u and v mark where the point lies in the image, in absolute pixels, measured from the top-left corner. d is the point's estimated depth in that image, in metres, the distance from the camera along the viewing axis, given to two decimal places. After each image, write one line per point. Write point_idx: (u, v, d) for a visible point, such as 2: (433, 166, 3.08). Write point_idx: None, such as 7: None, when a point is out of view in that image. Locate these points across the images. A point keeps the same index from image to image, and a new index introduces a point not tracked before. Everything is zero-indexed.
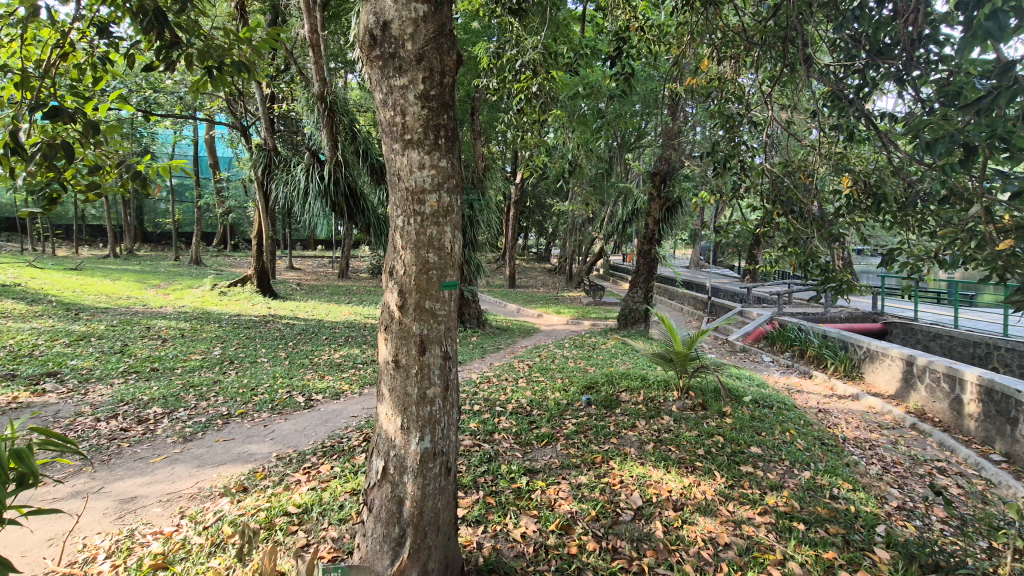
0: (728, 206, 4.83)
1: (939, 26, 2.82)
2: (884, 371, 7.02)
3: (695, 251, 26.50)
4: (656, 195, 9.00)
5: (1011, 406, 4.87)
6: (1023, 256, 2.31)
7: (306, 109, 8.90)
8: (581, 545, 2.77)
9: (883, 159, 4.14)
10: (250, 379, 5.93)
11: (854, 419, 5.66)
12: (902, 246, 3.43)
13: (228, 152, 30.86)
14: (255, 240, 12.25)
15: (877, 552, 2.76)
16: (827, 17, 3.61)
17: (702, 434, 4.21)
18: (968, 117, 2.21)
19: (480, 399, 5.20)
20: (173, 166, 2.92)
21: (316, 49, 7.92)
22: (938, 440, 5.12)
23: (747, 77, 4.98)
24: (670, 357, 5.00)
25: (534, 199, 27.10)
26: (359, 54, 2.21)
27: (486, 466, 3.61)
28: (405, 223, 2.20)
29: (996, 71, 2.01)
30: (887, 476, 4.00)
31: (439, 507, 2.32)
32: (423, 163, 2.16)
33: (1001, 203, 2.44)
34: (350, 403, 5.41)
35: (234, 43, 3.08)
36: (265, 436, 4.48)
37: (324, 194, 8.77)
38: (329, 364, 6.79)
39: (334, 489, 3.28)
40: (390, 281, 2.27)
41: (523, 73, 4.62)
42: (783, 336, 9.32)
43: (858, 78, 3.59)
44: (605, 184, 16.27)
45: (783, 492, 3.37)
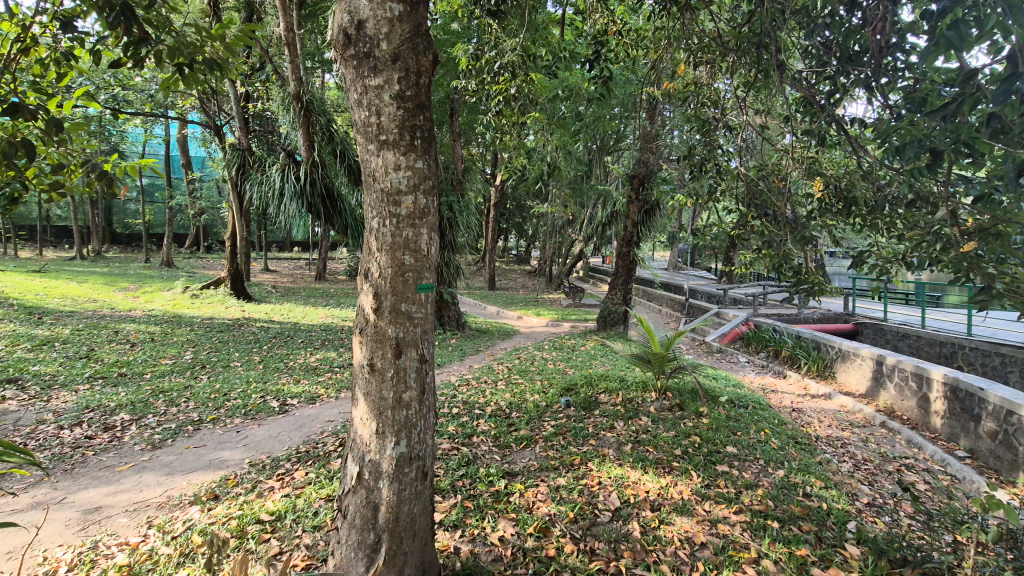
0: (705, 208, 4.89)
1: (905, 36, 2.92)
2: (855, 371, 7.18)
3: (674, 253, 26.92)
4: (634, 198, 9.05)
5: (974, 403, 5.03)
6: (985, 258, 2.38)
7: (281, 109, 8.76)
8: (558, 547, 2.76)
9: (853, 164, 4.24)
10: (223, 384, 5.80)
11: (826, 418, 5.76)
12: (871, 248, 3.51)
13: (201, 151, 30.23)
14: (230, 243, 12.02)
15: (847, 548, 2.82)
16: (799, 24, 3.69)
17: (679, 434, 4.26)
18: (934, 123, 2.28)
19: (458, 402, 5.18)
20: (142, 166, 2.84)
21: (292, 48, 7.80)
22: (907, 437, 5.26)
23: (723, 82, 5.05)
24: (648, 358, 5.05)
25: (514, 201, 27.21)
26: (333, 53, 2.18)
27: (464, 470, 3.59)
28: (380, 225, 2.17)
29: (959, 79, 2.08)
30: (858, 474, 4.09)
31: (416, 512, 2.30)
32: (399, 163, 2.14)
33: (965, 207, 2.51)
34: (326, 408, 5.33)
35: (205, 40, 3.00)
36: (238, 443, 4.38)
37: (300, 196, 8.63)
38: (305, 368, 6.69)
39: (309, 495, 3.23)
40: (365, 283, 2.24)
41: (502, 74, 4.62)
42: (759, 336, 9.48)
43: (829, 84, 3.67)
44: (585, 187, 16.39)
45: (757, 492, 3.41)
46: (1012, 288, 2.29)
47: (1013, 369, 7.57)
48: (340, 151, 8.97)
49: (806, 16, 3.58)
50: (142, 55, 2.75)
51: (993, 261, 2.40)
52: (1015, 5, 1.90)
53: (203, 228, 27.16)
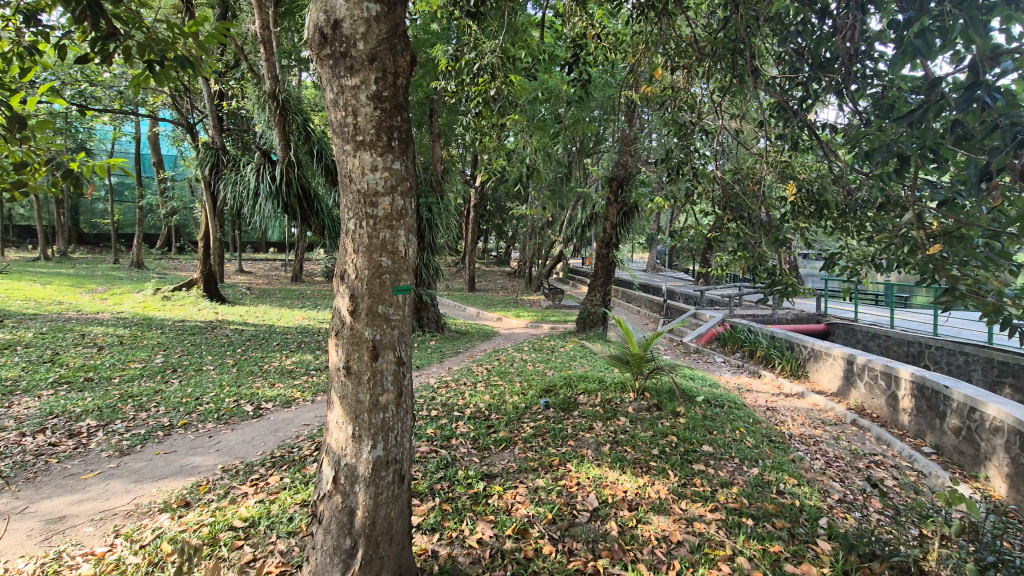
0: (682, 210, 4.95)
1: (873, 45, 3.01)
2: (827, 370, 7.36)
3: (652, 256, 27.23)
4: (613, 200, 9.10)
5: (940, 401, 5.19)
6: (949, 260, 2.48)
7: (256, 108, 8.60)
8: (537, 548, 2.76)
9: (825, 168, 4.34)
10: (195, 388, 5.66)
11: (800, 416, 5.90)
12: (843, 249, 3.60)
13: (173, 150, 29.49)
14: (203, 244, 11.76)
15: (819, 544, 2.88)
16: (772, 31, 3.78)
17: (657, 434, 4.30)
18: (901, 129, 2.36)
19: (437, 404, 5.16)
20: (111, 165, 2.75)
21: (268, 46, 7.67)
22: (876, 434, 5.40)
23: (699, 87, 5.13)
24: (627, 359, 5.11)
25: (495, 203, 27.19)
26: (309, 52, 2.15)
27: (443, 473, 3.56)
28: (357, 226, 2.15)
29: (924, 87, 2.16)
30: (830, 471, 4.19)
31: (393, 516, 2.28)
32: (375, 165, 2.12)
33: (930, 211, 2.59)
34: (302, 411, 5.25)
35: (177, 37, 2.93)
36: (210, 448, 4.28)
37: (275, 196, 8.49)
38: (280, 371, 6.57)
39: (284, 501, 3.17)
40: (341, 285, 2.21)
41: (481, 76, 4.61)
42: (734, 336, 9.65)
43: (802, 90, 3.76)
44: (564, 188, 16.44)
45: (732, 489, 3.48)
46: (974, 289, 2.37)
47: (976, 367, 7.78)
48: (317, 151, 8.85)
49: (780, 23, 3.66)
50: (111, 51, 2.67)
51: (957, 263, 2.49)
52: (976, 16, 1.98)
53: (175, 228, 26.50)
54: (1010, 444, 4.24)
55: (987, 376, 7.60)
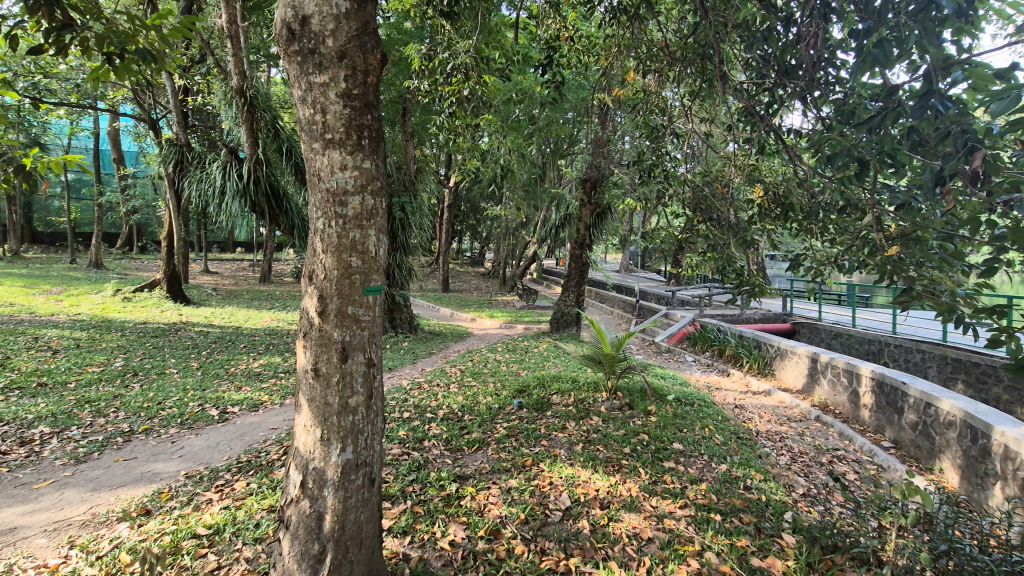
0: (654, 212, 5.03)
1: (835, 52, 3.10)
2: (792, 368, 7.57)
3: (625, 257, 27.56)
4: (586, 201, 9.20)
5: (898, 397, 5.39)
6: (906, 261, 2.58)
7: (223, 104, 8.38)
8: (509, 549, 2.76)
9: (789, 171, 4.46)
10: (156, 392, 5.48)
11: (767, 413, 6.06)
12: (807, 250, 3.70)
13: (134, 146, 28.43)
14: (167, 244, 11.41)
15: (784, 537, 2.97)
16: (740, 37, 3.87)
17: (628, 433, 4.35)
18: (861, 134, 2.45)
19: (410, 406, 5.10)
20: (67, 161, 2.63)
21: (235, 40, 7.47)
22: (839, 430, 5.58)
23: (670, 91, 5.21)
24: (600, 359, 5.16)
25: (469, 203, 27.13)
26: (277, 49, 2.11)
27: (415, 475, 3.53)
28: (325, 226, 2.11)
29: (882, 94, 2.25)
30: (794, 466, 4.31)
31: (362, 519, 2.24)
32: (345, 163, 2.09)
33: (889, 214, 2.70)
34: (270, 415, 5.12)
35: (139, 30, 2.82)
36: (173, 454, 4.14)
37: (242, 194, 8.27)
38: (247, 375, 6.39)
39: (250, 507, 3.09)
40: (309, 285, 2.17)
41: (455, 76, 4.58)
42: (704, 336, 9.84)
43: (768, 95, 3.86)
44: (538, 189, 16.49)
45: (701, 486, 3.54)
46: (929, 289, 2.47)
47: (931, 364, 8.10)
48: (287, 149, 8.68)
49: (747, 30, 3.75)
50: (67, 42, 2.54)
51: (914, 264, 2.58)
52: (930, 28, 2.06)
53: (137, 228, 25.59)
54: (962, 438, 4.42)
55: (942, 372, 7.91)
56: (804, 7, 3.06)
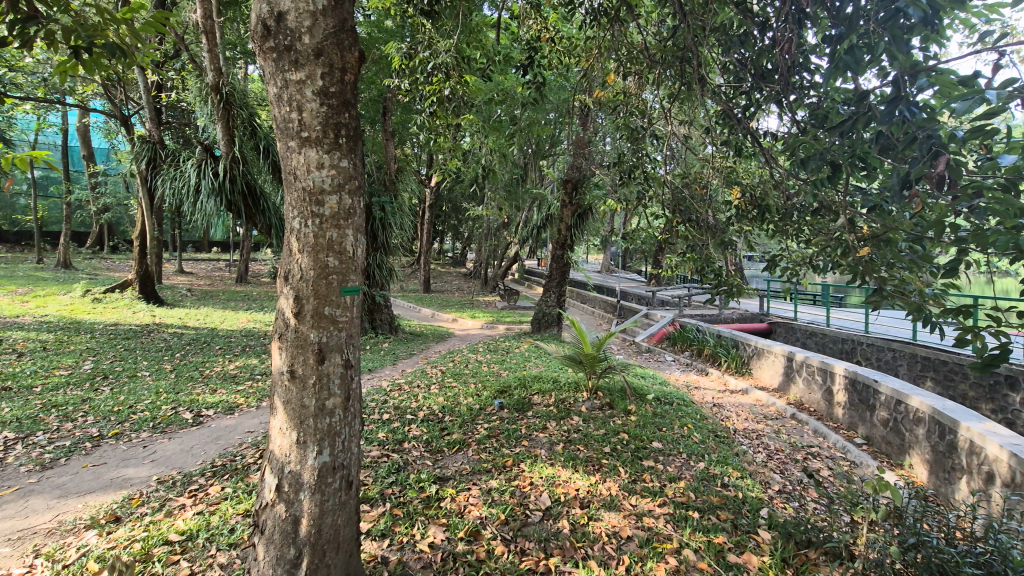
0: (634, 213, 5.08)
1: (809, 57, 3.17)
2: (769, 367, 7.72)
3: (607, 257, 27.78)
4: (568, 202, 9.24)
5: (870, 394, 5.52)
6: (877, 262, 2.64)
7: (198, 101, 8.20)
8: (489, 550, 2.76)
9: (766, 174, 4.54)
10: (128, 396, 5.33)
11: (744, 412, 6.16)
12: (783, 251, 3.77)
13: (104, 142, 27.65)
14: (139, 244, 11.14)
15: (760, 533, 3.01)
16: (718, 41, 3.93)
17: (609, 432, 4.38)
18: (834, 138, 2.51)
19: (390, 408, 5.05)
20: (33, 157, 2.53)
21: (211, 36, 7.32)
22: (813, 427, 5.69)
23: (650, 93, 5.27)
24: (581, 359, 5.20)
25: (450, 203, 27.03)
26: (252, 45, 2.08)
27: (394, 477, 3.50)
28: (302, 225, 2.08)
29: (854, 99, 2.31)
30: (770, 463, 4.38)
31: (340, 523, 2.22)
32: (322, 162, 2.06)
33: (861, 216, 2.77)
34: (246, 418, 5.03)
35: (108, 23, 2.75)
36: (144, 459, 4.04)
37: (218, 193, 8.10)
38: (223, 377, 6.27)
39: (225, 511, 3.03)
40: (285, 286, 2.13)
41: (435, 75, 4.55)
42: (683, 336, 9.96)
43: (745, 98, 3.92)
44: (520, 190, 16.51)
45: (680, 484, 3.59)
46: (899, 289, 2.53)
47: (902, 362, 8.32)
48: (264, 147, 8.54)
49: (724, 34, 3.81)
50: (32, 35, 2.46)
51: (885, 265, 2.65)
52: (898, 35, 2.12)
53: (107, 227, 24.91)
54: (931, 434, 4.55)
55: (911, 370, 8.13)
56: (778, 13, 3.12)
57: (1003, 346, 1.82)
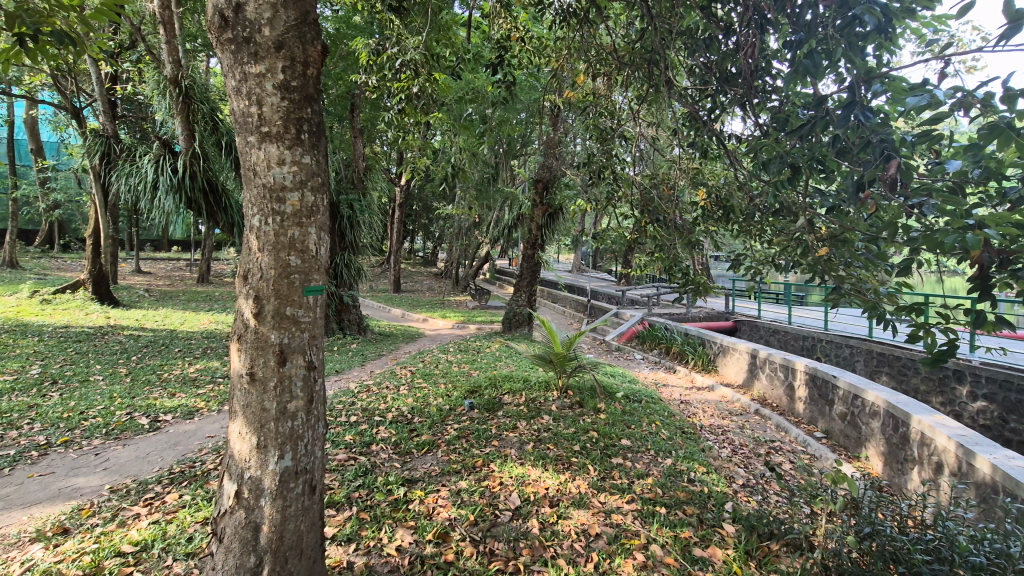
0: (604, 213, 5.12)
1: (771, 62, 3.24)
2: (733, 363, 7.91)
3: (578, 257, 28.01)
4: (539, 202, 9.25)
5: (829, 389, 5.71)
6: (836, 262, 2.71)
7: (156, 94, 7.89)
8: (457, 551, 2.73)
9: (731, 175, 4.63)
10: (79, 401, 5.10)
11: (710, 408, 6.30)
12: (747, 251, 3.85)
13: (53, 135, 26.29)
14: (93, 242, 10.66)
15: (724, 527, 3.08)
16: (684, 44, 3.98)
17: (578, 431, 4.41)
18: (793, 140, 2.58)
19: (357, 410, 4.96)
20: None
21: (169, 27, 7.05)
22: (776, 422, 5.86)
23: (619, 95, 5.31)
24: (550, 358, 5.22)
25: (421, 202, 26.79)
26: (209, 36, 2.01)
27: (361, 480, 3.43)
28: (262, 223, 2.02)
29: (813, 103, 2.39)
30: (735, 458, 4.49)
31: (303, 529, 2.16)
32: (283, 158, 2.00)
33: (820, 217, 2.85)
34: (206, 423, 4.87)
35: (54, 9, 2.60)
36: (96, 468, 3.87)
37: (177, 190, 7.82)
38: (182, 380, 6.06)
39: (182, 520, 2.93)
40: (244, 286, 2.07)
41: (404, 72, 4.46)
42: (652, 335, 10.13)
43: (710, 101, 3.99)
44: (491, 189, 16.47)
45: (648, 480, 3.64)
46: (857, 287, 2.60)
47: (859, 358, 8.65)
48: (226, 143, 8.27)
49: (690, 37, 3.86)
50: None
51: (843, 264, 2.73)
52: (854, 43, 2.19)
53: (58, 225, 23.76)
54: (885, 426, 4.73)
55: (868, 366, 8.45)
56: (741, 18, 3.18)
57: (951, 342, 1.91)
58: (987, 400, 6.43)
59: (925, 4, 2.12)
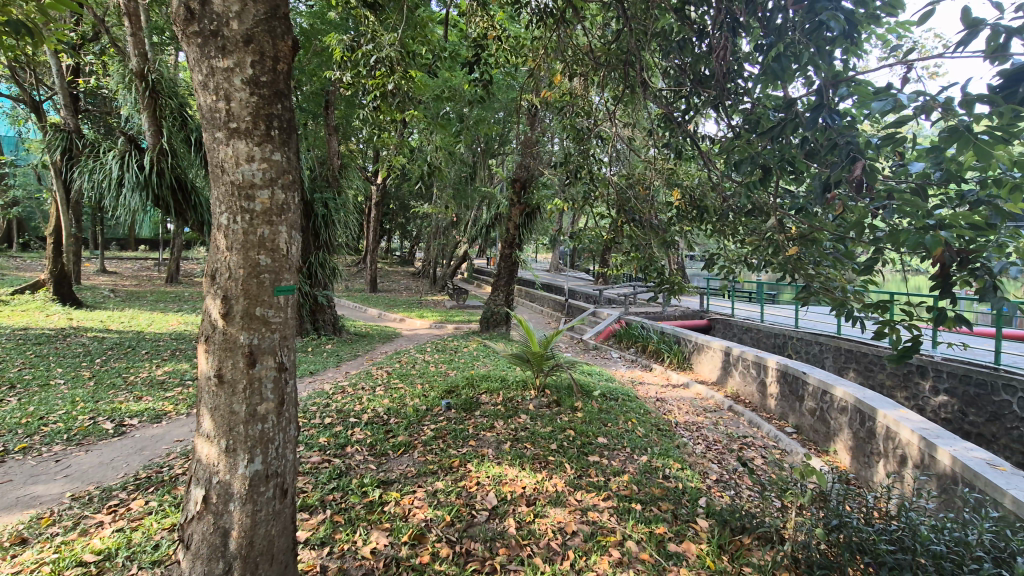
0: (581, 213, 5.14)
1: (743, 64, 3.29)
2: (708, 361, 8.05)
3: (556, 257, 28.12)
4: (516, 201, 9.26)
5: (799, 385, 5.86)
6: (805, 260, 2.77)
7: (121, 88, 7.64)
8: (433, 553, 2.71)
9: (704, 176, 4.69)
10: (38, 406, 4.91)
11: (685, 405, 6.39)
12: (720, 250, 3.91)
13: (11, 129, 25.21)
14: (54, 241, 10.27)
15: (698, 522, 3.13)
16: (659, 46, 4.01)
17: (556, 429, 4.43)
18: (765, 142, 2.62)
19: (332, 411, 4.89)
20: None
21: (134, 19, 6.82)
22: (748, 418, 5.98)
23: (596, 95, 5.35)
24: (528, 358, 5.23)
25: (398, 201, 26.56)
26: (174, 29, 1.96)
27: (335, 483, 3.38)
28: (230, 221, 1.97)
29: (783, 105, 2.43)
30: (709, 454, 4.56)
31: (274, 533, 2.12)
32: (252, 155, 1.96)
33: (790, 217, 2.90)
34: (174, 426, 4.75)
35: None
36: (56, 475, 3.73)
37: (144, 188, 7.59)
38: (149, 383, 5.88)
39: (148, 527, 2.85)
40: (212, 286, 2.01)
41: (379, 69, 4.38)
42: (629, 333, 10.25)
43: (685, 102, 4.02)
44: (468, 188, 16.41)
45: (624, 478, 3.67)
46: (825, 286, 2.66)
47: (828, 355, 8.89)
48: (195, 139, 8.04)
49: (664, 39, 3.89)
50: None
51: (812, 263, 2.79)
52: (822, 46, 2.24)
53: (18, 222, 22.84)
54: (853, 421, 4.87)
55: (836, 362, 8.70)
56: (714, 21, 3.21)
57: (914, 339, 1.97)
58: (948, 394, 6.64)
59: (889, 11, 2.18)
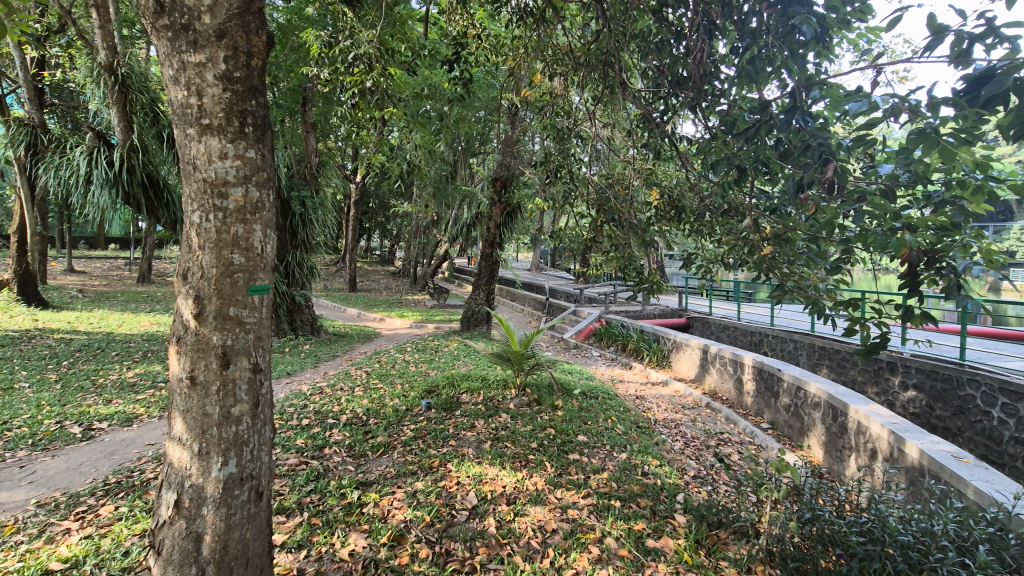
0: (561, 212, 5.16)
1: (719, 66, 3.32)
2: (686, 359, 8.16)
3: (537, 256, 28.18)
4: (497, 200, 9.23)
5: (775, 381, 5.98)
6: (780, 260, 2.82)
7: (89, 82, 7.41)
8: (412, 553, 2.70)
9: (682, 176, 4.75)
10: (1, 411, 4.73)
11: (664, 402, 6.47)
12: (698, 249, 3.97)
13: None
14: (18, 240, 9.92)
15: (676, 518, 3.16)
16: (638, 47, 4.03)
17: (536, 428, 4.44)
18: (741, 143, 2.65)
19: (309, 413, 4.82)
20: None
21: (102, 11, 6.62)
22: (725, 415, 6.08)
23: (575, 96, 5.36)
24: (508, 357, 5.23)
25: (378, 199, 26.31)
26: (143, 22, 1.90)
27: (313, 485, 3.34)
28: (202, 219, 1.93)
29: (758, 107, 2.47)
30: (687, 450, 4.63)
31: (249, 537, 2.08)
32: (225, 152, 1.92)
33: (765, 217, 2.96)
34: (146, 430, 4.63)
35: None
36: (21, 481, 3.61)
37: (113, 185, 7.38)
38: (119, 386, 5.72)
39: (118, 534, 2.77)
40: (184, 285, 1.97)
41: (357, 66, 4.32)
42: (609, 331, 10.34)
43: (663, 103, 4.06)
44: (449, 187, 16.33)
45: (603, 475, 3.70)
46: (798, 285, 2.71)
47: (802, 352, 9.08)
48: (167, 136, 7.85)
49: (643, 40, 3.92)
50: None
51: (786, 262, 2.84)
52: (795, 50, 2.28)
53: None
54: (825, 416, 4.98)
55: (810, 359, 8.90)
56: (692, 23, 3.24)
57: (882, 336, 2.02)
58: (917, 390, 6.84)
59: (860, 16, 2.24)
